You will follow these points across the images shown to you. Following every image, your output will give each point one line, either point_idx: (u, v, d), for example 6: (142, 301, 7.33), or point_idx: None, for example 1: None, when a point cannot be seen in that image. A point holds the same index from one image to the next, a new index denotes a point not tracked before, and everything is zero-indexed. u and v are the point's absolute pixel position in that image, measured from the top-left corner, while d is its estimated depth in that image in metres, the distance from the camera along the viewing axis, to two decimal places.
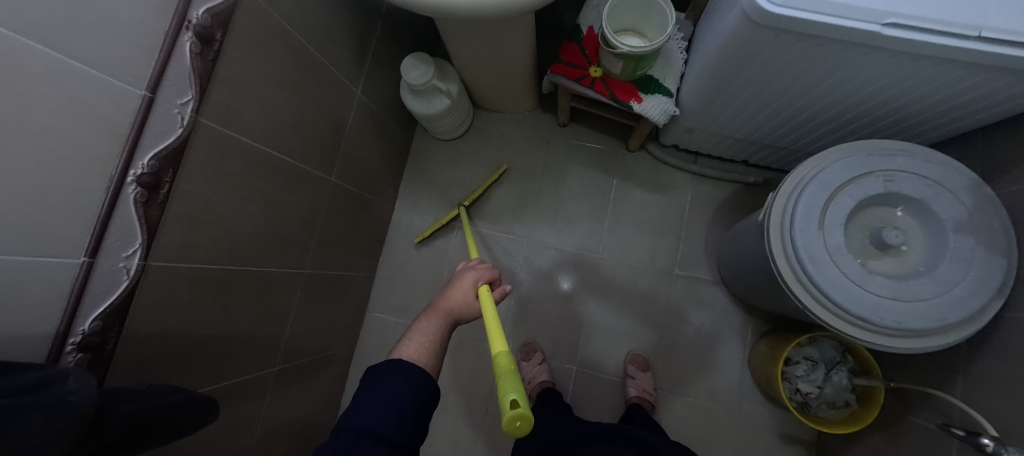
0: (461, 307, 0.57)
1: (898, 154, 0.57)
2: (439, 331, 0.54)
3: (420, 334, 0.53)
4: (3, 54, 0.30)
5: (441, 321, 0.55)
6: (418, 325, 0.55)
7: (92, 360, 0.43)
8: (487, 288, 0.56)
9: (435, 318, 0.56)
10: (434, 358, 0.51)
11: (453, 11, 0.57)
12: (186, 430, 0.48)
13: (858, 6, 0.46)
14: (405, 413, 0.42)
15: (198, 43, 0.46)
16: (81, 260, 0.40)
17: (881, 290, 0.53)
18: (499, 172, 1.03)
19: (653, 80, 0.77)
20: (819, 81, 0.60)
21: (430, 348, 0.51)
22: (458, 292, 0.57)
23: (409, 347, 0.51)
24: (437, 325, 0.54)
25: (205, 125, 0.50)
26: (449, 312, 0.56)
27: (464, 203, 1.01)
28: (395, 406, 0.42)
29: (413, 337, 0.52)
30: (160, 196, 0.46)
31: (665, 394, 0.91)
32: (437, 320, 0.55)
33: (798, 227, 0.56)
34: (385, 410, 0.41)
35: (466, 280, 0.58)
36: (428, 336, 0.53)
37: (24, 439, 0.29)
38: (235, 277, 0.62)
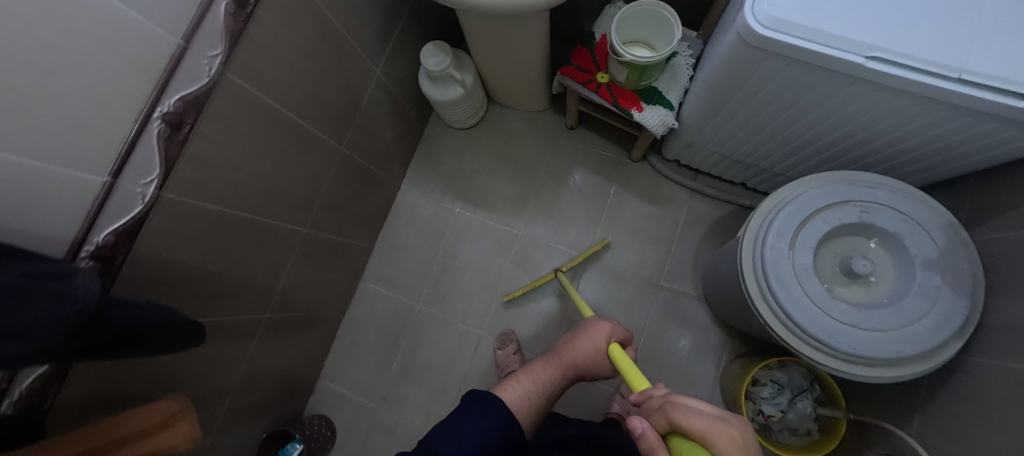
0: (583, 363, 0.63)
1: (878, 187, 0.58)
2: (551, 376, 0.61)
3: (533, 375, 0.60)
4: None
5: (559, 370, 0.62)
6: (537, 367, 0.62)
7: (102, 270, 0.47)
8: (617, 345, 0.60)
9: (551, 362, 0.63)
10: (539, 403, 0.57)
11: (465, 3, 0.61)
12: (172, 348, 0.53)
13: (843, 37, 0.49)
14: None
15: (233, 5, 0.52)
16: (104, 180, 0.46)
17: (841, 316, 0.55)
18: (602, 243, 1.00)
19: (657, 91, 0.79)
20: (810, 108, 0.61)
21: (539, 392, 0.58)
22: (586, 349, 0.63)
23: (520, 387, 0.57)
24: (553, 373, 0.61)
25: (229, 78, 0.55)
26: (570, 363, 0.63)
27: (562, 268, 0.99)
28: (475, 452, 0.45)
29: (527, 375, 0.60)
30: (181, 134, 0.51)
31: None
32: (553, 366, 0.62)
33: (769, 245, 0.58)
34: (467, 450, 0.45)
35: (601, 335, 0.63)
36: (540, 383, 0.59)
37: (37, 320, 0.34)
38: (239, 223, 0.67)
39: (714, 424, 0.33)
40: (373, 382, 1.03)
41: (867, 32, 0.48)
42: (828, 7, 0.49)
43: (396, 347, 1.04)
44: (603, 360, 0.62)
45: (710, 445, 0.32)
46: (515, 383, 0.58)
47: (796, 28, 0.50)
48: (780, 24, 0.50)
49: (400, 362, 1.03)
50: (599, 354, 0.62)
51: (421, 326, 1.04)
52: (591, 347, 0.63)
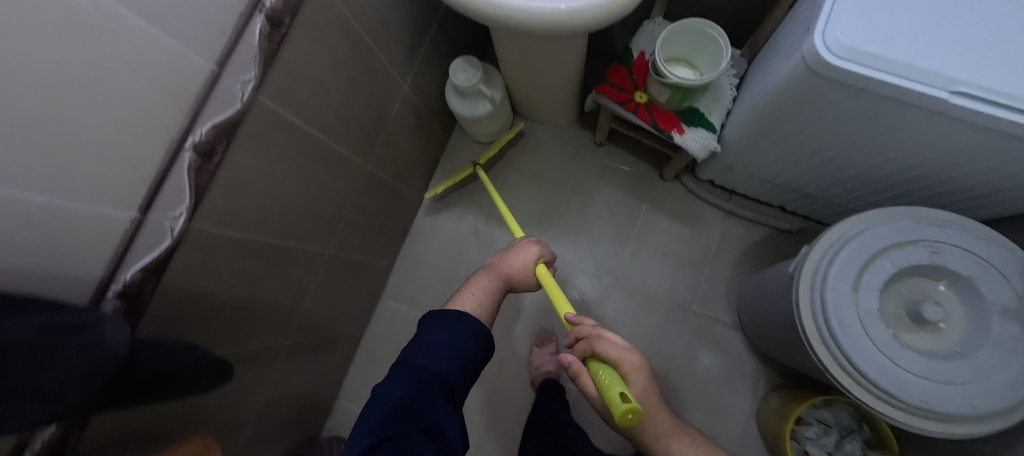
0: (517, 275, 0.68)
1: (950, 226, 0.54)
2: (494, 288, 0.63)
3: (476, 289, 0.62)
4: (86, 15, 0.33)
5: (498, 281, 0.65)
6: (478, 279, 0.64)
7: (128, 311, 0.44)
8: (543, 266, 0.67)
9: (491, 275, 0.65)
10: (489, 312, 0.60)
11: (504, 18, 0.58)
12: (199, 388, 0.50)
13: (925, 69, 0.45)
14: (460, 368, 0.49)
15: (267, 26, 0.49)
16: (132, 216, 0.43)
17: (910, 365, 0.51)
18: (516, 130, 1.01)
19: (699, 113, 0.76)
20: (875, 139, 0.58)
21: (485, 302, 0.60)
22: (519, 264, 0.68)
23: (471, 300, 0.59)
24: (496, 285, 0.64)
25: (261, 102, 0.52)
26: (507, 275, 0.66)
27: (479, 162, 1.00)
28: (454, 359, 0.49)
29: (470, 289, 0.61)
30: (211, 164, 0.49)
31: None
32: (493, 279, 0.65)
33: (830, 286, 0.55)
34: (445, 360, 0.49)
35: (530, 254, 0.69)
36: (487, 294, 0.62)
37: (57, 374, 0.31)
38: (264, 249, 0.64)
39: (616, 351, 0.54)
40: None
41: (953, 66, 0.44)
42: (909, 36, 0.45)
43: None
44: (532, 273, 0.69)
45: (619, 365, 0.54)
46: (465, 299, 0.59)
47: (873, 58, 0.46)
48: (855, 53, 0.46)
49: None
50: (530, 270, 0.69)
51: None
52: (526, 265, 0.68)
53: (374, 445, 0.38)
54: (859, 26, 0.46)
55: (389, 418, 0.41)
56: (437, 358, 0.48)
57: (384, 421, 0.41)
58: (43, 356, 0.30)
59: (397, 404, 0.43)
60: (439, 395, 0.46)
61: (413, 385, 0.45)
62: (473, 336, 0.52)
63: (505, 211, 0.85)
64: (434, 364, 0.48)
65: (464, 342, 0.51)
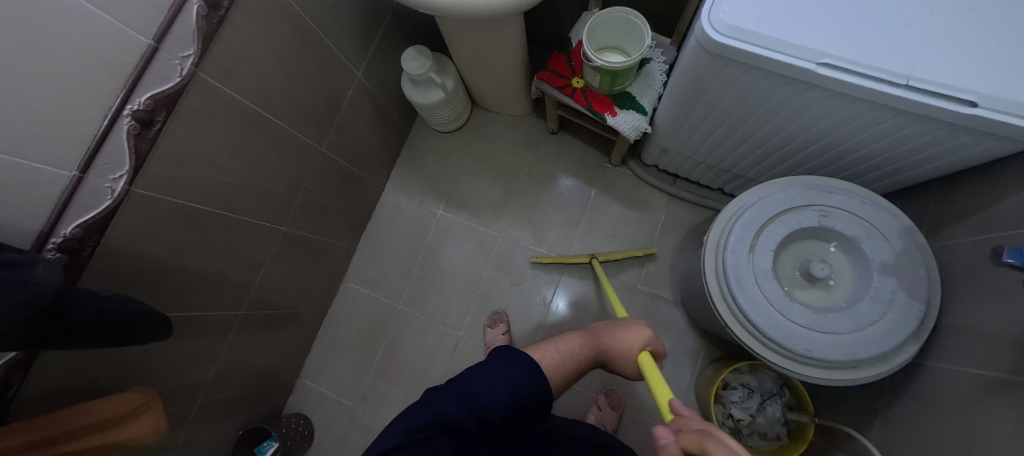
0: (615, 351, 0.56)
1: (838, 192, 0.59)
2: (580, 354, 0.55)
3: (565, 346, 0.54)
4: None
5: (588, 351, 0.56)
6: (567, 337, 0.57)
7: (68, 262, 0.49)
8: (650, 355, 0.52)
9: (584, 340, 0.57)
10: (564, 375, 0.51)
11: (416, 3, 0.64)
12: (138, 336, 0.54)
13: (793, 44, 0.50)
14: (508, 411, 0.41)
15: (205, 7, 0.53)
16: (71, 174, 0.48)
17: (798, 318, 0.56)
18: (647, 251, 0.97)
19: (631, 96, 0.80)
20: (774, 113, 0.62)
21: (568, 365, 0.52)
22: (620, 341, 0.56)
23: (551, 352, 0.52)
24: (582, 349, 0.55)
25: (203, 78, 0.57)
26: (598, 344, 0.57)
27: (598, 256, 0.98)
28: (506, 401, 0.41)
29: (558, 343, 0.54)
30: (151, 132, 0.53)
31: (622, 420, 0.91)
32: (585, 345, 0.56)
33: (730, 248, 0.59)
34: (498, 399, 0.41)
35: (640, 334, 0.56)
36: (570, 353, 0.54)
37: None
38: (213, 220, 0.68)
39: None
40: (351, 382, 1.03)
41: (814, 39, 0.49)
42: (780, 14, 0.51)
43: (376, 346, 1.04)
44: (633, 360, 0.55)
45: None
46: (548, 347, 0.53)
47: (750, 35, 0.51)
48: (735, 31, 0.52)
49: (379, 362, 1.03)
50: (633, 357, 0.55)
51: (401, 326, 1.05)
52: (626, 347, 0.55)
53: (406, 444, 0.34)
54: (735, 8, 0.52)
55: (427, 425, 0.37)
56: (493, 392, 0.41)
57: (421, 423, 0.37)
58: None
59: (438, 417, 0.37)
60: (480, 431, 0.40)
61: (460, 406, 0.39)
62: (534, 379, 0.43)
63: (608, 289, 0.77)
64: (484, 392, 0.41)
65: (523, 385, 0.43)
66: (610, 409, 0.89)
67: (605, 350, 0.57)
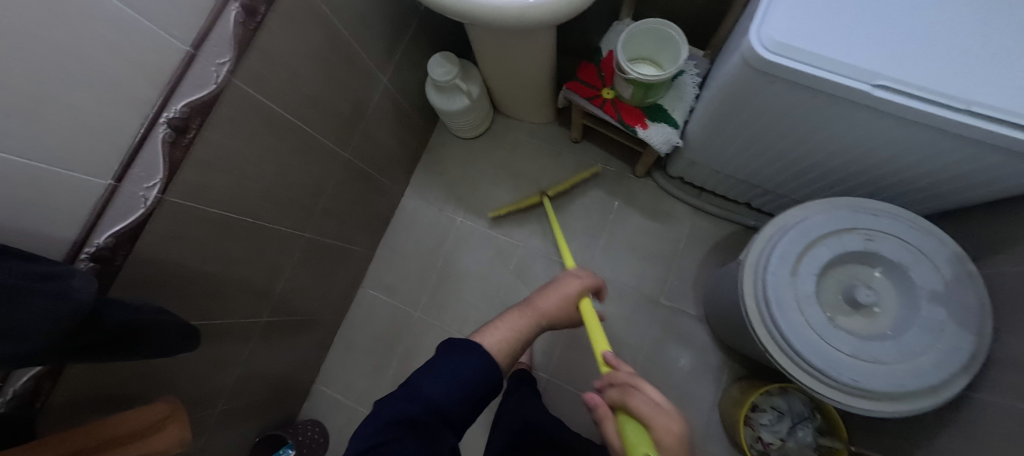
0: (558, 312, 0.58)
1: (884, 215, 0.57)
2: (527, 328, 0.54)
3: (509, 324, 0.53)
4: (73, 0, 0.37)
5: (532, 321, 0.55)
6: (510, 314, 0.55)
7: (101, 272, 0.48)
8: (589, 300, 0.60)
9: (526, 312, 0.56)
10: (517, 352, 0.51)
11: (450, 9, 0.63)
12: (168, 348, 0.53)
13: (847, 64, 0.48)
14: (463, 401, 0.41)
15: (242, 14, 0.53)
16: (107, 183, 0.47)
17: (842, 345, 0.54)
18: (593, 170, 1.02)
19: (662, 109, 0.79)
20: (818, 132, 0.61)
21: (516, 343, 0.51)
22: (557, 298, 0.59)
23: (495, 335, 0.50)
24: (526, 323, 0.54)
25: (237, 85, 0.56)
26: (542, 310, 0.57)
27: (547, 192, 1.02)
28: (460, 394, 0.41)
29: (501, 323, 0.53)
30: (186, 140, 0.52)
31: None
32: (529, 317, 0.56)
33: (770, 270, 0.58)
34: (451, 394, 0.40)
35: (574, 288, 0.60)
36: (517, 331, 0.52)
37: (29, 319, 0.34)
38: (239, 227, 0.67)
39: (653, 411, 0.38)
40: (366, 389, 1.02)
41: (870, 60, 0.48)
42: (836, 32, 0.49)
43: (392, 353, 1.03)
44: (573, 309, 0.60)
45: (650, 428, 0.38)
46: (492, 331, 0.51)
47: (801, 54, 0.50)
48: (786, 49, 0.50)
49: (395, 369, 1.02)
50: (572, 306, 0.59)
51: (418, 333, 1.03)
52: (566, 300, 0.59)
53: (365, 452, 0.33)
54: (786, 25, 0.50)
55: (386, 427, 0.36)
56: (443, 388, 0.41)
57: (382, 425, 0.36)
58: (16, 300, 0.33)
59: (397, 418, 0.37)
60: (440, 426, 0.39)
61: (415, 405, 0.39)
62: (483, 367, 0.43)
63: (564, 251, 0.82)
64: (437, 391, 0.40)
65: (474, 374, 0.42)
66: None
67: (549, 313, 0.58)
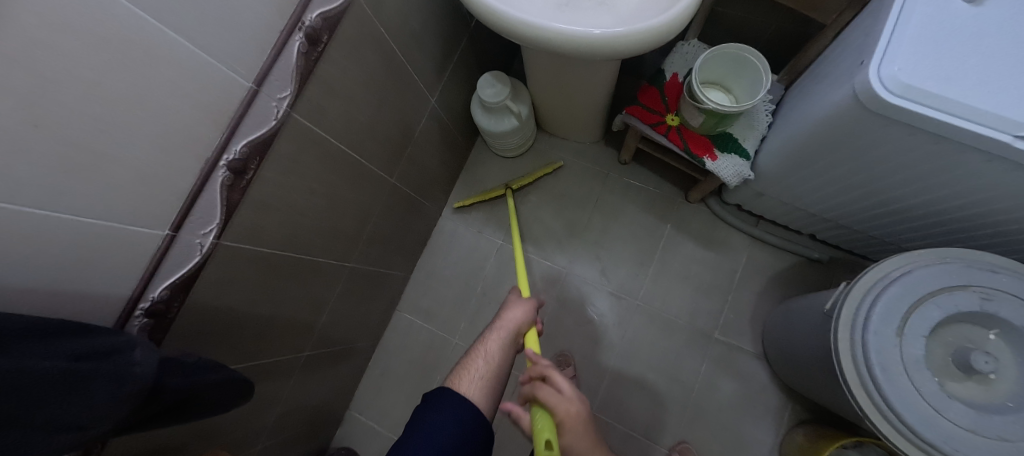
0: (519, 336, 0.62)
1: (1002, 272, 0.52)
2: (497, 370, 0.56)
3: (477, 367, 0.56)
4: (134, 41, 0.33)
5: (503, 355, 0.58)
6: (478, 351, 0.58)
7: (155, 326, 0.45)
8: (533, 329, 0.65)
9: (500, 347, 0.59)
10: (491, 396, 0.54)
11: (516, 31, 0.57)
12: (221, 407, 0.49)
13: (987, 112, 0.42)
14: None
15: (306, 44, 0.48)
16: (165, 233, 0.43)
17: (958, 418, 0.49)
18: (554, 166, 1.03)
19: (732, 139, 0.73)
20: (925, 177, 0.55)
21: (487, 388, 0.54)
22: (513, 320, 0.63)
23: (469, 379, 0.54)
24: (495, 361, 0.57)
25: (295, 119, 0.52)
26: (511, 340, 0.61)
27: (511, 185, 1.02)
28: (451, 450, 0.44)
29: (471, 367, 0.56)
30: (243, 181, 0.48)
31: None
32: (501, 348, 0.59)
33: (873, 330, 0.52)
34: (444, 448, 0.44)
35: (519, 311, 0.65)
36: (486, 376, 0.55)
37: (71, 418, 0.30)
38: (288, 263, 0.63)
39: (560, 401, 0.47)
40: (403, 419, 0.98)
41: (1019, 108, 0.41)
42: (975, 75, 0.43)
43: (429, 382, 0.99)
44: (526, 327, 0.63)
45: (555, 415, 0.46)
46: (466, 376, 0.55)
47: (931, 97, 0.44)
48: (913, 91, 0.44)
49: None
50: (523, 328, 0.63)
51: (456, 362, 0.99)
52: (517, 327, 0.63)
53: None
54: (915, 64, 0.44)
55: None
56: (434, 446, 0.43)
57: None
58: (58, 399, 0.29)
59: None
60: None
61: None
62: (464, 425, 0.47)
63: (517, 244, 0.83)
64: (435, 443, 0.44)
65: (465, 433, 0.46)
66: None
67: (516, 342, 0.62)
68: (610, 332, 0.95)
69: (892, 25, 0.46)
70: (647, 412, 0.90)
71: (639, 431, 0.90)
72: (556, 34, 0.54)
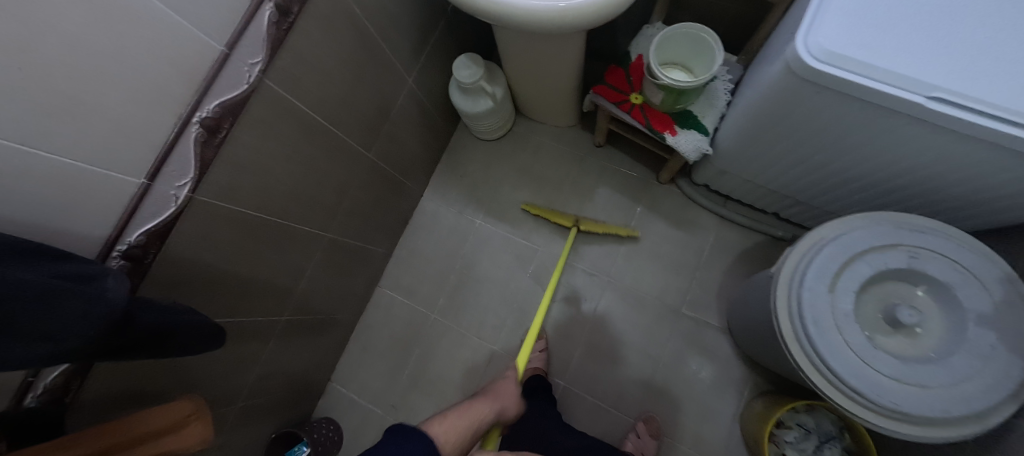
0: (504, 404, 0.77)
1: (929, 232, 0.55)
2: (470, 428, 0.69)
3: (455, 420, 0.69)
4: None
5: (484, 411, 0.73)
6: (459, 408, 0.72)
7: (132, 270, 0.48)
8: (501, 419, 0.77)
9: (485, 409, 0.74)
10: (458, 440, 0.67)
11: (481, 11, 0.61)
12: (195, 348, 0.53)
13: (901, 74, 0.46)
14: None
15: (276, 13, 0.52)
16: (140, 181, 0.46)
17: (883, 367, 0.52)
18: (628, 232, 0.98)
19: (693, 115, 0.77)
20: (862, 144, 0.58)
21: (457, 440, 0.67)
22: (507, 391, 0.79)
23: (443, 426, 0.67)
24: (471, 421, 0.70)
25: (268, 85, 0.56)
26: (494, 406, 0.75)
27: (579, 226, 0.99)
28: None
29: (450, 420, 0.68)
30: (217, 139, 0.52)
31: (661, 449, 0.88)
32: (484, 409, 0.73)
33: (808, 286, 0.56)
34: None
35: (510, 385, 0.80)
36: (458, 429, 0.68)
37: (52, 329, 0.33)
38: (265, 226, 0.67)
39: None
40: (383, 391, 1.02)
41: (927, 71, 0.45)
42: (891, 40, 0.46)
43: (408, 355, 1.03)
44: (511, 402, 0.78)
45: None
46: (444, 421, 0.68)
47: (852, 63, 0.48)
48: (836, 58, 0.48)
49: (411, 371, 1.02)
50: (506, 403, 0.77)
51: (435, 336, 1.03)
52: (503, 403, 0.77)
53: None
54: (838, 32, 0.48)
55: None
56: None
57: None
58: (36, 311, 0.32)
59: None
60: None
61: None
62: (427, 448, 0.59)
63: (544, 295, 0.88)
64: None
65: None
66: (648, 438, 0.86)
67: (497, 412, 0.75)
68: (583, 308, 0.99)
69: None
70: (616, 384, 0.94)
71: (607, 402, 0.93)
72: (515, 10, 0.58)
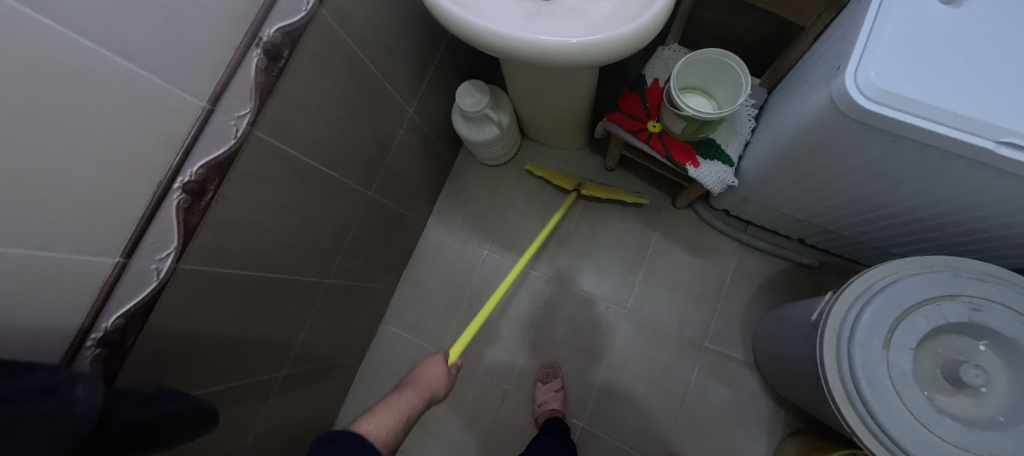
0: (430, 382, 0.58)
1: (991, 280, 0.50)
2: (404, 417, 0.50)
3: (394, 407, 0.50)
4: (74, 64, 0.31)
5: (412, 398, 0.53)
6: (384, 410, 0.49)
7: (110, 356, 0.43)
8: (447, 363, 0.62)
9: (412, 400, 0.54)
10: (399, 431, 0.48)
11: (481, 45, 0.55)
12: (188, 433, 0.48)
13: (967, 117, 0.41)
14: None
15: (265, 59, 0.47)
16: (116, 260, 0.41)
17: (951, 436, 0.47)
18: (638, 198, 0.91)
19: (715, 144, 0.72)
20: (910, 183, 0.53)
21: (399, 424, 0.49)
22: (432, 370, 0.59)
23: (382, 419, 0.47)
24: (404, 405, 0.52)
25: (257, 136, 0.50)
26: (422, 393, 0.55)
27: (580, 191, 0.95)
28: None
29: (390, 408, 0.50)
30: (202, 202, 0.46)
31: None
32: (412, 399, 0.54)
33: (860, 344, 0.50)
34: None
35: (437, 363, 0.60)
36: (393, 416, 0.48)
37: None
38: (258, 283, 0.62)
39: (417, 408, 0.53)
40: None
41: (999, 113, 0.40)
42: (951, 79, 0.41)
43: None
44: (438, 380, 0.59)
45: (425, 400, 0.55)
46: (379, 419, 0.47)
47: (911, 104, 0.42)
48: (892, 99, 0.42)
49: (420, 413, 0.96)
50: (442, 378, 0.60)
51: None
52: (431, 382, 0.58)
53: None
54: (894, 70, 0.42)
55: None
56: None
57: None
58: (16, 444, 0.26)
59: None
60: None
61: None
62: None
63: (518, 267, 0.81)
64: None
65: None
66: None
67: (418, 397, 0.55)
68: (599, 342, 0.94)
69: (867, 29, 0.44)
70: (637, 423, 0.88)
71: (629, 444, 0.88)
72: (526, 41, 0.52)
